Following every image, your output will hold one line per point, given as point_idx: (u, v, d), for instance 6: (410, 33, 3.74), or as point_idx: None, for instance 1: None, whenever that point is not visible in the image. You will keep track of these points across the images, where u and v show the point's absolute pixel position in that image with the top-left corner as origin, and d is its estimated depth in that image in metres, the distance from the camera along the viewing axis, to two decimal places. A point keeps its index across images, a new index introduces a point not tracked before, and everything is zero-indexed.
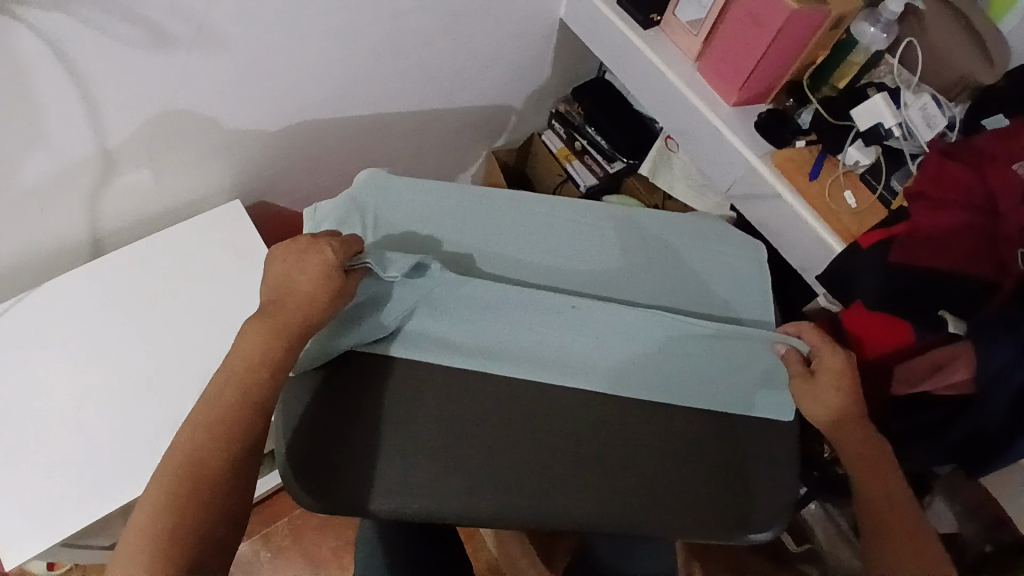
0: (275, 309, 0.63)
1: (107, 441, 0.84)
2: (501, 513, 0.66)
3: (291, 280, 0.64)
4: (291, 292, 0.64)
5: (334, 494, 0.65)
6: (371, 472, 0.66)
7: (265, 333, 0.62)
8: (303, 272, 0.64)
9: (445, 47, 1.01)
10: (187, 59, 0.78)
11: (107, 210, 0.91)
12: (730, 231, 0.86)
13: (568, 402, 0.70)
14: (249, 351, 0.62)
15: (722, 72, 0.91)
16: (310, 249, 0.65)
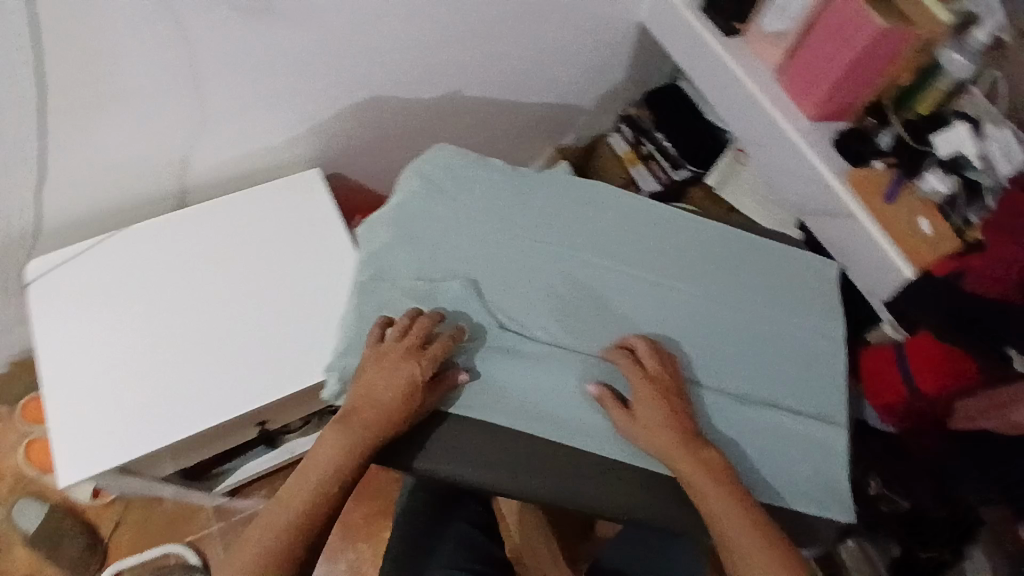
0: (360, 410, 0.67)
1: (172, 381, 0.89)
2: (577, 499, 0.68)
3: (379, 376, 0.68)
4: (376, 395, 0.67)
5: (421, 458, 0.68)
6: (444, 438, 0.69)
7: (340, 429, 0.66)
8: (389, 383, 0.67)
9: (526, 39, 1.03)
10: (284, 28, 0.82)
11: (197, 167, 0.96)
12: (799, 251, 0.85)
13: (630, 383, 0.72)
14: (336, 444, 0.65)
15: (803, 87, 0.91)
16: (398, 362, 0.68)
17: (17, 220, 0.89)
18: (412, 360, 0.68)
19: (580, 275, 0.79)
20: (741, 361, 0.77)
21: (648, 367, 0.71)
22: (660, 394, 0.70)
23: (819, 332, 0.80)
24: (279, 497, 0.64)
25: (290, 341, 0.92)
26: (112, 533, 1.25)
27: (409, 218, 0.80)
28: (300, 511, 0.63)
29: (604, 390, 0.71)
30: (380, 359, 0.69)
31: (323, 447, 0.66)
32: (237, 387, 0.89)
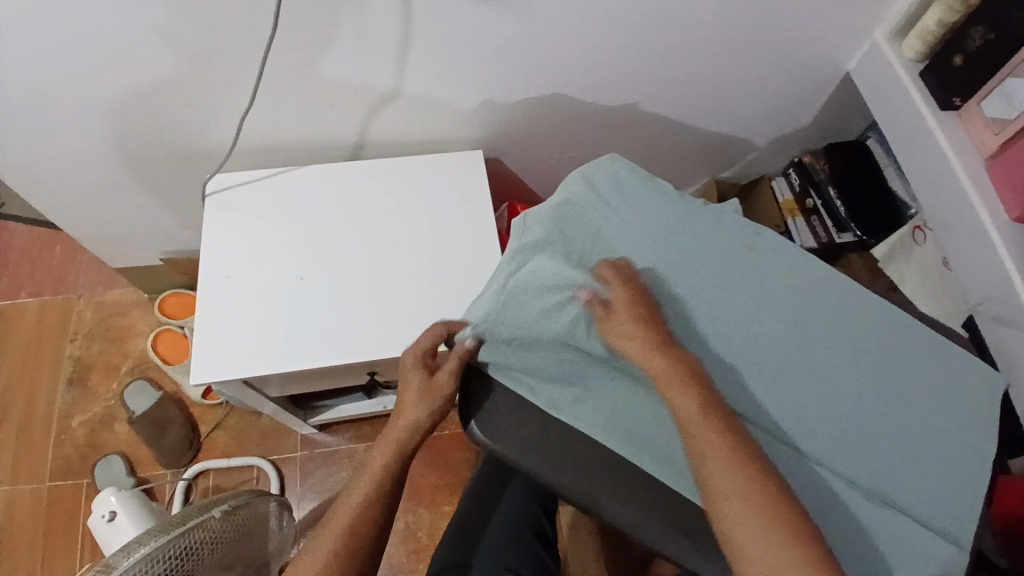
0: (397, 425, 0.74)
1: (310, 314, 0.94)
2: (661, 544, 0.68)
3: (406, 392, 0.75)
4: (407, 409, 0.74)
5: (525, 454, 0.70)
6: (553, 439, 0.71)
7: (382, 442, 0.74)
8: (406, 388, 0.75)
9: (720, 66, 1.00)
10: (499, 12, 0.84)
11: (377, 124, 1.02)
12: (972, 357, 0.78)
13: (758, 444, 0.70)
14: (382, 453, 0.73)
15: (1013, 182, 0.83)
16: (411, 369, 0.76)
17: (220, 135, 0.98)
18: (421, 366, 0.77)
19: (727, 321, 0.75)
20: (879, 453, 0.71)
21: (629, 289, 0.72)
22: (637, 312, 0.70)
23: (974, 446, 0.73)
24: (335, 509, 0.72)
25: (419, 307, 0.95)
26: (211, 432, 1.37)
27: (566, 220, 0.79)
28: (353, 519, 0.70)
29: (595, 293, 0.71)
30: (409, 377, 0.76)
31: (371, 462, 0.73)
32: (365, 334, 0.93)
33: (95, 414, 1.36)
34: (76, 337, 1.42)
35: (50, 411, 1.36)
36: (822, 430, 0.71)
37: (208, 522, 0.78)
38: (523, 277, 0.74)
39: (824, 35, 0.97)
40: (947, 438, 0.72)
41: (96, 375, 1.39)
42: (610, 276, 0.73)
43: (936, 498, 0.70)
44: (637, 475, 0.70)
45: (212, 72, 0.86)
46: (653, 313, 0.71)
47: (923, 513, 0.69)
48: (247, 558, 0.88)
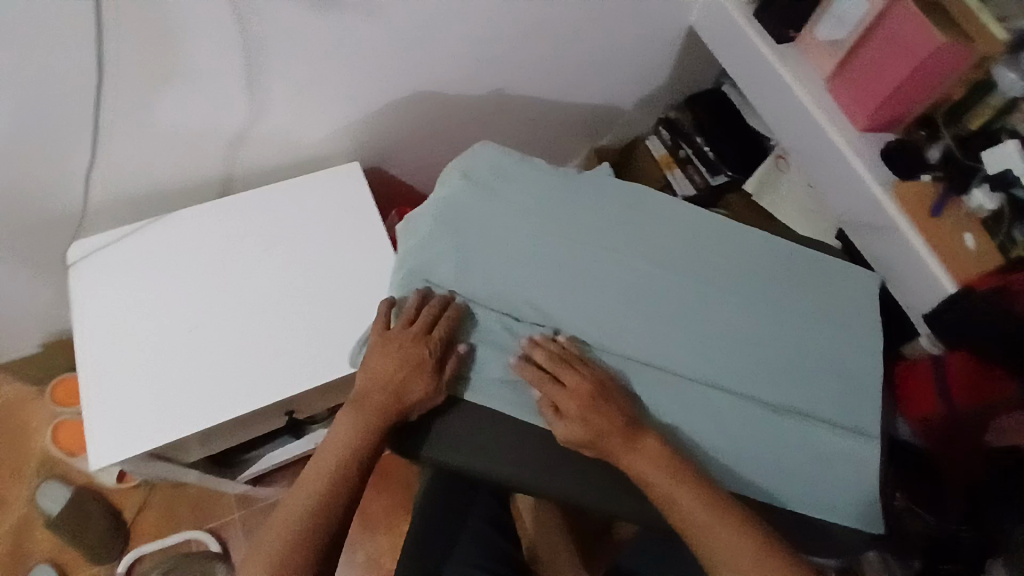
0: (382, 395, 0.68)
1: (208, 368, 0.89)
2: (605, 502, 0.67)
3: (384, 360, 0.70)
4: (399, 376, 0.69)
5: (453, 456, 0.66)
6: (477, 429, 0.69)
7: (353, 415, 0.69)
8: (396, 366, 0.69)
9: (574, 38, 1.03)
10: (340, 21, 0.83)
11: (242, 153, 0.97)
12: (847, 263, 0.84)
13: (675, 387, 0.72)
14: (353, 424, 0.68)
15: (856, 96, 0.90)
16: (407, 348, 0.70)
17: (72, 196, 0.91)
18: (415, 345, 0.70)
19: (623, 277, 0.77)
20: (779, 372, 0.75)
21: (551, 363, 0.70)
22: (581, 379, 0.69)
23: (861, 345, 0.79)
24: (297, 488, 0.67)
25: (324, 333, 0.93)
26: (138, 514, 1.27)
27: (450, 216, 0.78)
28: (314, 507, 0.65)
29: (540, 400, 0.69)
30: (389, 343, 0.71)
31: (337, 438, 0.68)
32: (272, 375, 0.90)
33: (5, 525, 1.23)
34: None
35: None
36: (726, 363, 0.75)
37: None
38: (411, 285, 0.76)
39: None
40: (837, 342, 0.78)
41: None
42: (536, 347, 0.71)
43: (838, 396, 0.75)
44: (567, 443, 0.68)
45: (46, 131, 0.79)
46: (599, 374, 0.70)
47: (828, 415, 0.74)
48: None
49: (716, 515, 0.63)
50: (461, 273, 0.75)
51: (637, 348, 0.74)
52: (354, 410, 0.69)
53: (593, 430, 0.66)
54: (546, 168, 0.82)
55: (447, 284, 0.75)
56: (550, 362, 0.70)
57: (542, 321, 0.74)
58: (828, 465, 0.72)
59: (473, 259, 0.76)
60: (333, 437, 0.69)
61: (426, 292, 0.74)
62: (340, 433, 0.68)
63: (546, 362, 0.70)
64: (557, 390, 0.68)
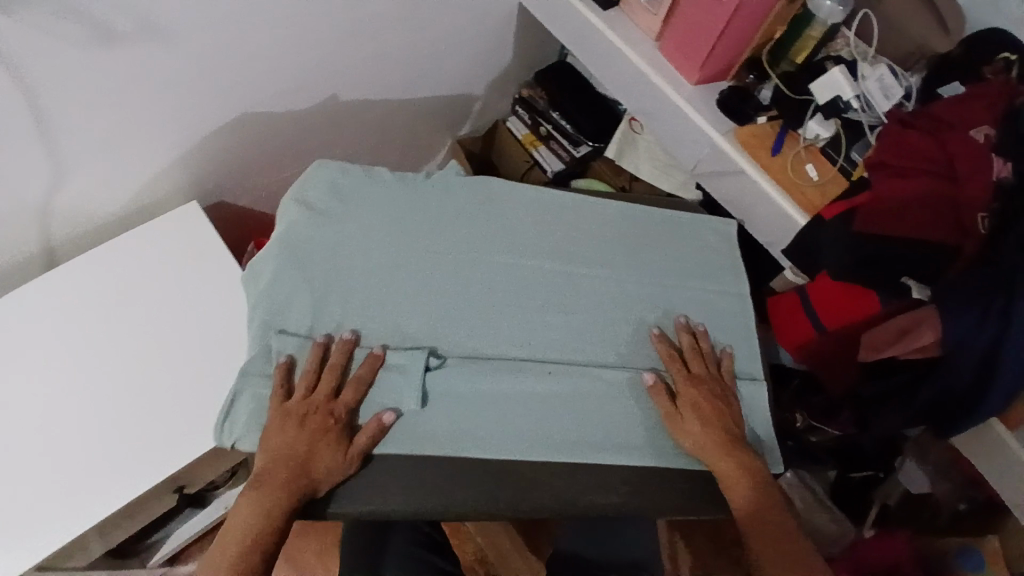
0: (288, 469, 0.62)
1: (68, 465, 0.80)
2: (521, 509, 0.66)
3: (285, 429, 0.64)
4: (304, 446, 0.63)
5: (357, 505, 0.64)
6: (374, 471, 0.66)
7: (255, 494, 0.60)
8: (306, 432, 0.64)
9: (404, 33, 0.99)
10: (132, 60, 0.75)
11: (61, 218, 0.87)
12: (700, 216, 0.87)
13: (559, 373, 0.72)
14: (258, 503, 0.60)
15: (684, 51, 0.92)
16: (314, 413, 0.65)
17: None
18: (326, 409, 0.65)
19: (489, 275, 0.76)
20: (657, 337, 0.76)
21: (688, 355, 0.74)
22: (677, 366, 0.72)
23: (729, 292, 0.81)
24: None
25: (200, 394, 0.87)
26: None
27: (294, 251, 0.74)
28: None
29: (654, 379, 0.71)
30: (285, 411, 0.65)
31: (241, 519, 0.59)
32: (148, 453, 0.82)
33: None
34: None
35: None
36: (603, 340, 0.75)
37: None
38: (264, 334, 0.70)
39: None
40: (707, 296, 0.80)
41: None
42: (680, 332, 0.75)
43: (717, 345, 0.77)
44: (467, 462, 0.67)
45: None
46: (710, 365, 0.74)
47: (712, 366, 0.76)
48: None
49: (758, 480, 0.67)
50: (319, 309, 0.71)
51: (516, 343, 0.73)
52: (257, 486, 0.61)
53: (716, 407, 0.70)
54: (386, 177, 0.80)
55: (305, 322, 0.71)
56: (687, 348, 0.74)
57: (416, 337, 0.72)
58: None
59: (328, 292, 0.72)
60: (236, 520, 0.60)
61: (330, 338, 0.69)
62: (245, 513, 0.60)
63: (689, 350, 0.74)
64: (684, 374, 0.72)
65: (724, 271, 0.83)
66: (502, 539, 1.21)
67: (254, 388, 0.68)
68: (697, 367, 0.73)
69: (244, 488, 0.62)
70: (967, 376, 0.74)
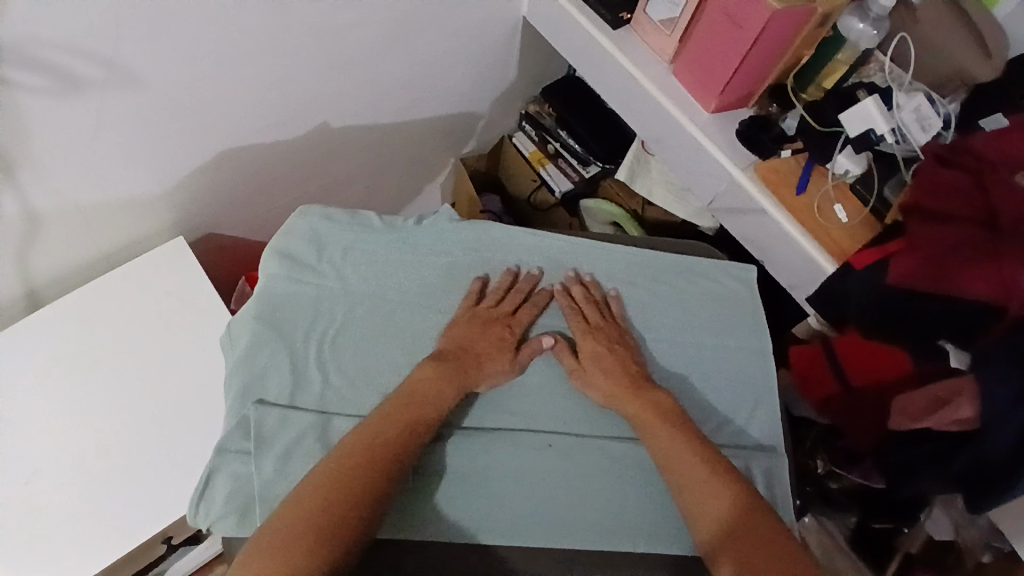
0: (469, 357, 0.67)
1: (52, 523, 0.77)
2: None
3: (466, 326, 0.70)
4: (477, 341, 0.69)
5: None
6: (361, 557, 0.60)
7: (453, 375, 0.65)
8: (478, 337, 0.69)
9: (397, 56, 0.93)
10: (101, 101, 0.71)
11: (40, 261, 0.84)
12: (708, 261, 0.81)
13: (562, 442, 0.67)
14: (414, 389, 0.64)
15: (700, 77, 0.84)
16: (489, 325, 0.70)
17: None
18: (490, 317, 0.70)
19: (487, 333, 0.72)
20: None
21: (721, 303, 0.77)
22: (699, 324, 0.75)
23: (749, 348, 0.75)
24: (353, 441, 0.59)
25: (187, 446, 0.83)
26: None
27: (274, 310, 0.70)
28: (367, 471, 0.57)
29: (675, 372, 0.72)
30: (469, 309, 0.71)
31: (422, 385, 0.64)
32: (133, 510, 0.79)
33: None
34: None
35: None
36: (603, 408, 0.70)
37: None
38: (239, 404, 0.65)
39: None
40: (720, 353, 0.74)
41: None
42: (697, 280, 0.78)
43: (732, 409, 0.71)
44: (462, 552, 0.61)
45: None
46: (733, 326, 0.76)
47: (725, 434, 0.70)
48: None
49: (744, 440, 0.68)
50: (299, 370, 0.67)
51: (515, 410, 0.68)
52: (438, 363, 0.66)
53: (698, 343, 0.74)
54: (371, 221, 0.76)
55: (286, 387, 0.66)
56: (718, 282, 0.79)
57: None
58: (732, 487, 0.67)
59: (308, 351, 0.68)
60: (415, 382, 0.64)
61: (514, 270, 0.75)
62: (421, 381, 0.64)
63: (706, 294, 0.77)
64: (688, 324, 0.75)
65: (742, 324, 0.76)
66: None
67: (230, 466, 0.63)
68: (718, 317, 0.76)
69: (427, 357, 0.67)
70: (1009, 454, 0.65)
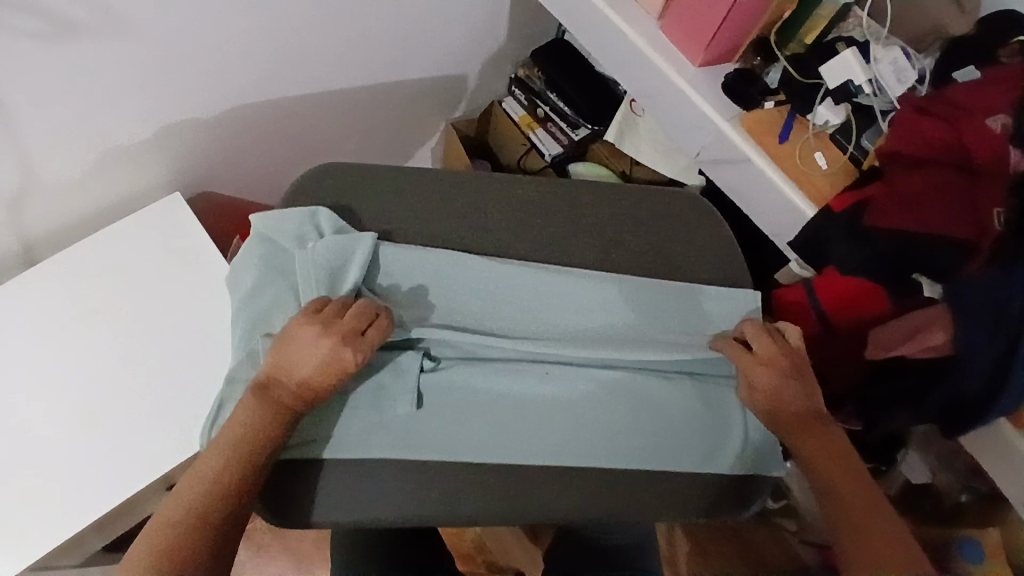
0: (281, 373, 0.62)
1: (53, 472, 0.79)
2: (521, 516, 0.66)
3: (290, 347, 0.62)
4: (296, 364, 0.62)
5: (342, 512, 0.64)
6: (366, 475, 0.65)
7: (266, 401, 0.61)
8: (308, 361, 0.62)
9: (388, 12, 0.94)
10: (97, 50, 0.71)
11: (36, 218, 0.84)
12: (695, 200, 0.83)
13: (563, 369, 0.70)
14: (235, 432, 0.60)
15: (687, 31, 0.87)
16: (327, 335, 0.62)
17: None
18: (330, 334, 0.62)
19: (487, 273, 0.74)
20: (654, 335, 0.75)
21: (759, 350, 0.70)
22: (767, 359, 0.69)
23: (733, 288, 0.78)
24: (159, 518, 0.56)
25: (190, 393, 0.84)
26: None
27: (280, 256, 0.72)
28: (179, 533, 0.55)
29: (667, 305, 0.76)
30: (289, 333, 0.63)
31: (237, 426, 0.60)
32: (139, 456, 0.81)
33: None
34: None
35: None
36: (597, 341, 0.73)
37: None
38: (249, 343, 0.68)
39: None
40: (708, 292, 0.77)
41: None
42: (757, 333, 0.71)
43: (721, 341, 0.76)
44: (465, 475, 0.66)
45: None
46: (801, 373, 0.69)
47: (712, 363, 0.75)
48: None
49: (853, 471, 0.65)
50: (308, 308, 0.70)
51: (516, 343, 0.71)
52: (260, 398, 0.61)
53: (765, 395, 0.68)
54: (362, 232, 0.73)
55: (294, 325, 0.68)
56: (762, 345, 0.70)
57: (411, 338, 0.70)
58: (712, 418, 0.72)
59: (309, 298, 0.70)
60: (234, 419, 0.61)
61: (371, 305, 0.66)
62: (240, 419, 0.61)
63: (761, 347, 0.70)
64: (751, 362, 0.69)
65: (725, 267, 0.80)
66: (509, 539, 1.20)
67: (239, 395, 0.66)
68: (769, 360, 0.69)
69: (251, 389, 0.62)
70: (980, 380, 0.70)
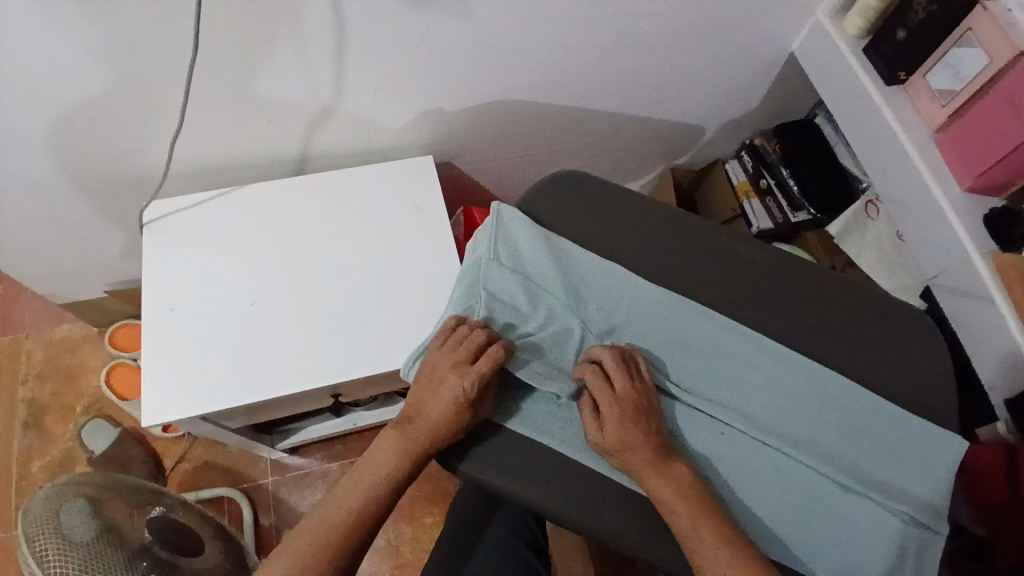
0: (419, 416, 0.70)
1: (264, 343, 0.92)
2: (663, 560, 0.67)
3: (424, 394, 0.71)
4: (429, 410, 0.69)
5: (506, 481, 0.69)
6: (533, 461, 0.70)
7: (402, 442, 0.69)
8: (434, 399, 0.69)
9: (666, 55, 1.00)
10: (432, 21, 0.83)
11: (323, 137, 0.99)
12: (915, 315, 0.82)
13: (740, 434, 0.73)
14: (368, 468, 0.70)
15: (964, 153, 0.85)
16: (446, 375, 0.70)
17: (151, 156, 0.94)
18: (454, 375, 0.69)
19: (693, 324, 0.79)
20: (832, 430, 0.75)
21: (615, 381, 0.71)
22: (617, 401, 0.69)
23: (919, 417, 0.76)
24: (304, 529, 0.67)
25: (381, 323, 0.94)
26: (176, 465, 1.27)
27: (513, 241, 0.82)
28: (317, 543, 0.65)
29: (857, 411, 0.75)
30: (424, 380, 0.72)
31: (378, 455, 0.70)
32: (324, 359, 0.91)
33: (52, 459, 1.26)
34: (27, 378, 1.31)
35: (4, 458, 1.25)
36: (776, 416, 0.75)
37: (71, 516, 0.84)
38: (464, 302, 0.78)
39: (768, 19, 0.97)
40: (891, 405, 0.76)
41: (52, 418, 1.28)
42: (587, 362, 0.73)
43: (905, 472, 0.73)
44: (621, 497, 0.69)
45: (139, 93, 0.82)
46: (640, 413, 0.70)
47: (889, 484, 0.73)
48: (169, 540, 0.98)
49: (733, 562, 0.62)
50: (531, 289, 0.78)
51: (702, 397, 0.75)
52: (396, 431, 0.70)
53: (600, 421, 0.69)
54: (581, 251, 0.83)
55: (514, 301, 0.77)
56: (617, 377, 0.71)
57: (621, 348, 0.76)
58: (864, 535, 0.70)
59: (530, 284, 0.79)
60: (374, 451, 0.71)
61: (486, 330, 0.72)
62: (379, 452, 0.70)
63: (598, 380, 0.71)
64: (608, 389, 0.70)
65: (920, 397, 0.79)
66: None
67: None
68: (621, 394, 0.70)
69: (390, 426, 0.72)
70: None
